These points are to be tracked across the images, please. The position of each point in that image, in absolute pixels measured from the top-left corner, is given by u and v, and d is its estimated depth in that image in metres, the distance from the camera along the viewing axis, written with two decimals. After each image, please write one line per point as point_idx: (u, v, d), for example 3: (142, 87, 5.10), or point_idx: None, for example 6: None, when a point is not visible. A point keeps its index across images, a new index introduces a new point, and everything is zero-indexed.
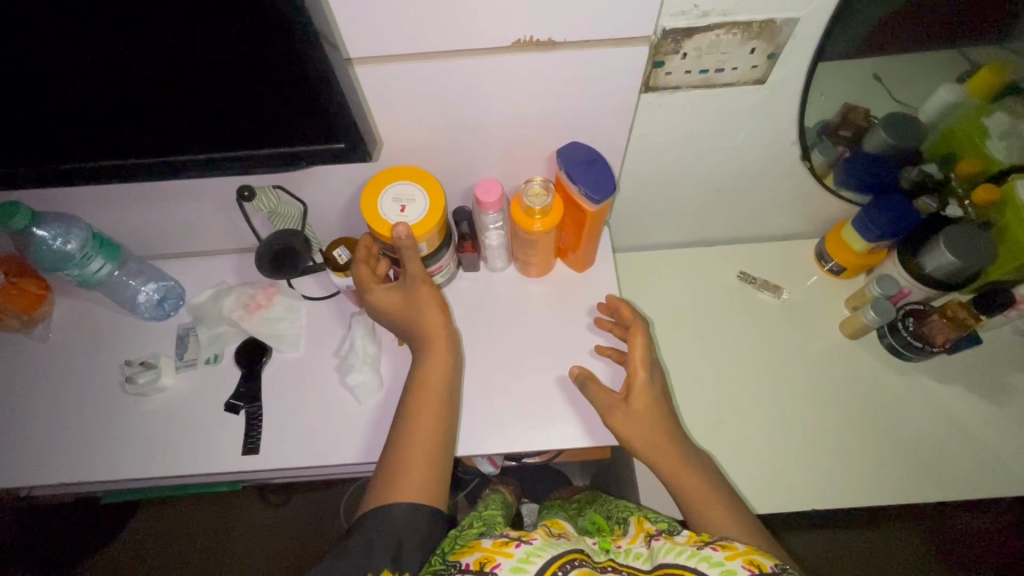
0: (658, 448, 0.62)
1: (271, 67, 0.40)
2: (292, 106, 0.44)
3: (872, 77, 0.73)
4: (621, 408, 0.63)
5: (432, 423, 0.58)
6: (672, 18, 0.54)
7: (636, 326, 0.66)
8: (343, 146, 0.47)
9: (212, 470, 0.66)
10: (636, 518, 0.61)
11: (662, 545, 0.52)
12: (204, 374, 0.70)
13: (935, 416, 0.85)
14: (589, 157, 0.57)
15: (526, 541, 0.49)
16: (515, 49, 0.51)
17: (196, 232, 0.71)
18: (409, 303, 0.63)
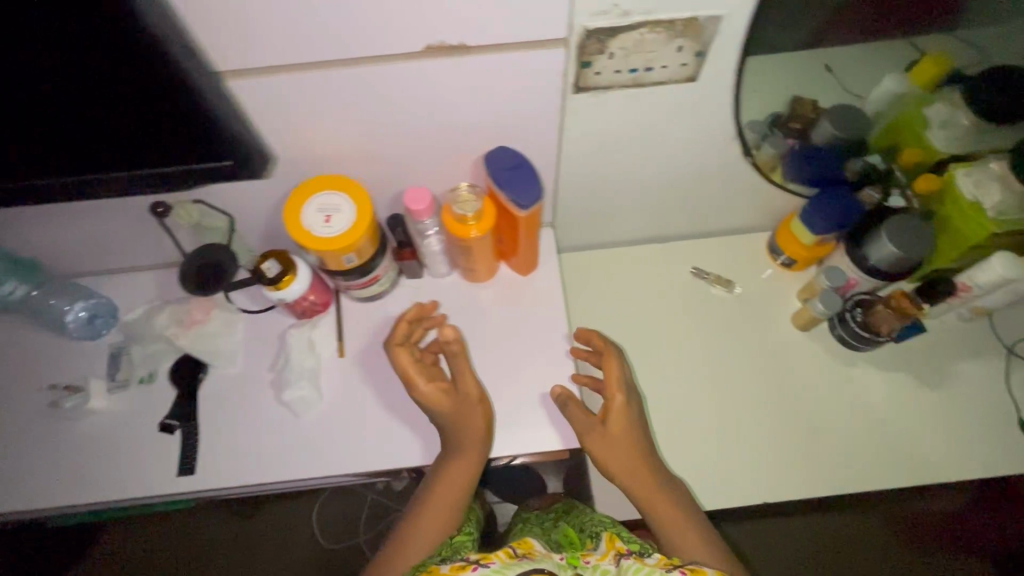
0: (632, 471, 0.63)
1: (145, 95, 0.43)
2: (174, 132, 0.47)
3: (826, 68, 0.76)
4: (597, 432, 0.64)
5: (446, 507, 0.61)
6: (594, 19, 0.52)
7: (608, 352, 0.67)
8: (231, 163, 0.51)
9: (148, 494, 0.64)
10: (607, 535, 0.63)
11: (633, 566, 0.54)
12: (138, 395, 0.68)
13: (882, 406, 0.86)
14: (515, 161, 0.56)
15: (485, 564, 0.50)
16: (427, 54, 0.49)
17: (122, 247, 0.69)
18: (458, 413, 0.63)
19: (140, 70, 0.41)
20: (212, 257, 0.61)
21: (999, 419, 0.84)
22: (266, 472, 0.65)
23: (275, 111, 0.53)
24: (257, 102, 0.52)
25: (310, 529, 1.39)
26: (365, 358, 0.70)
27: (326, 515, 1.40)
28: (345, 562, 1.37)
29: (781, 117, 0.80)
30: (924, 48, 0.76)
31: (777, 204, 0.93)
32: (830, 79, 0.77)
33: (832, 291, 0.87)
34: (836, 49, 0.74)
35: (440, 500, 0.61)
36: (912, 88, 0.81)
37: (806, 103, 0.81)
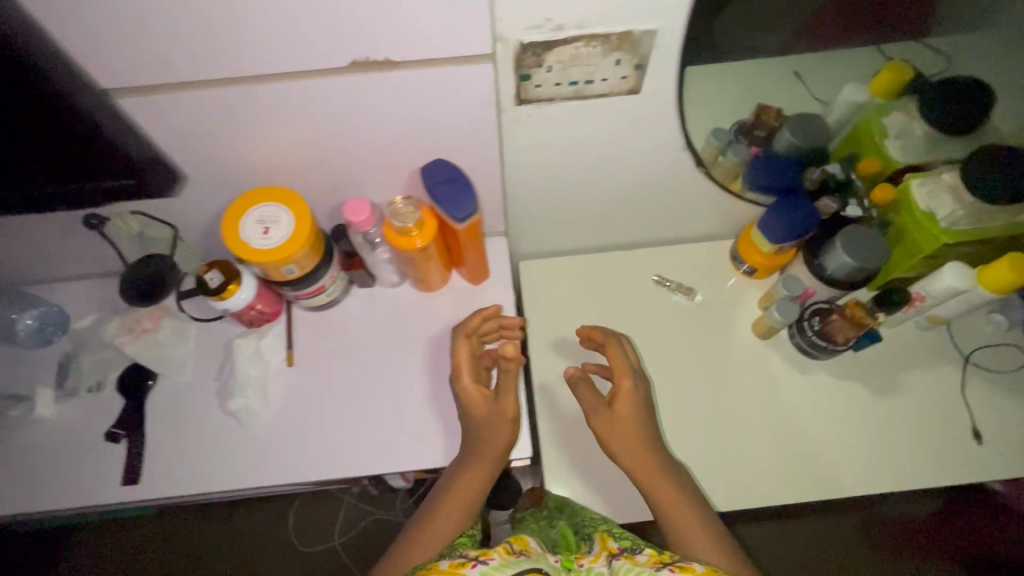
0: (639, 457, 0.70)
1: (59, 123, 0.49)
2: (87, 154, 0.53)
3: (794, 75, 0.83)
4: (605, 415, 0.73)
5: (455, 514, 0.62)
6: (527, 32, 0.52)
7: (615, 342, 0.78)
8: (139, 181, 0.57)
9: (92, 503, 0.64)
10: (601, 536, 0.68)
11: (623, 566, 0.59)
12: (87, 403, 0.68)
13: (839, 415, 0.85)
14: (451, 174, 0.56)
15: (483, 562, 0.53)
16: (354, 70, 0.50)
17: (71, 256, 0.69)
18: (492, 422, 0.65)
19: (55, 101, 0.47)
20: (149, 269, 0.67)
21: (954, 429, 0.84)
22: (210, 482, 0.65)
23: (210, 123, 0.53)
24: (191, 113, 0.52)
25: (285, 532, 1.39)
26: (313, 367, 0.71)
27: (301, 518, 1.40)
28: (318, 564, 1.37)
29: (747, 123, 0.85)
30: (890, 55, 0.82)
31: (736, 212, 0.94)
32: (798, 86, 0.84)
33: (790, 300, 0.87)
34: (805, 55, 0.81)
35: (452, 506, 0.62)
36: (873, 97, 0.85)
37: (771, 111, 0.85)
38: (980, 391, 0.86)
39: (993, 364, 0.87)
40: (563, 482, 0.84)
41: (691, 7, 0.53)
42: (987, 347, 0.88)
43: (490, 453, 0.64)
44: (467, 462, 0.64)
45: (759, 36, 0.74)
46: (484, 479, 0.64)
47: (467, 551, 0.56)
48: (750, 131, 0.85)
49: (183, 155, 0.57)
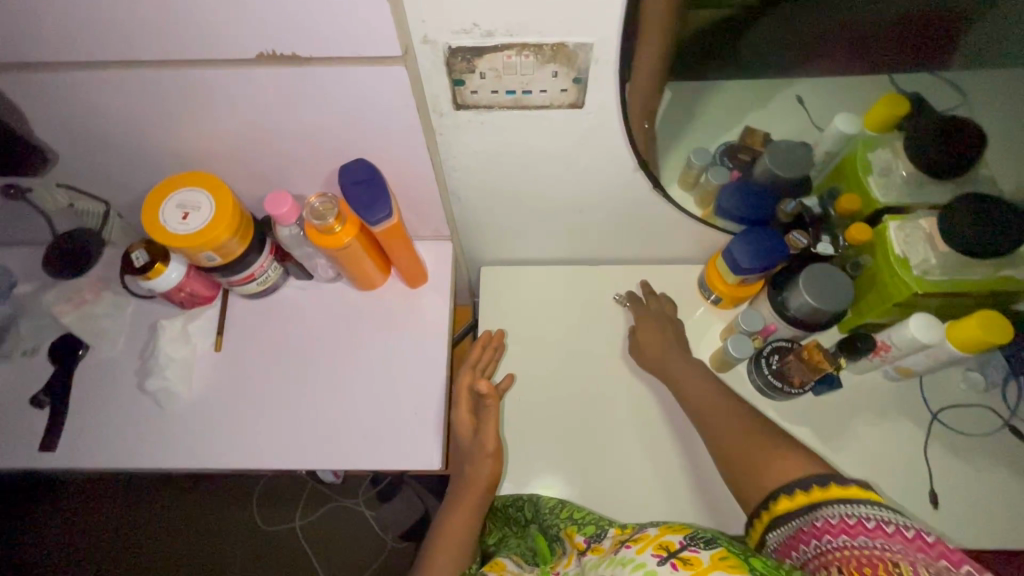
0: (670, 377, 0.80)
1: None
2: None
3: (794, 98, 0.85)
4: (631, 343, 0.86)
5: (451, 555, 0.69)
6: (455, 37, 0.51)
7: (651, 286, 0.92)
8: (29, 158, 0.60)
9: (9, 465, 0.65)
10: (568, 532, 0.71)
11: (592, 561, 0.62)
12: (19, 367, 0.70)
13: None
14: (369, 174, 0.55)
15: None
16: (264, 62, 0.49)
17: (18, 221, 0.70)
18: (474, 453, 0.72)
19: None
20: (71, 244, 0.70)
21: (909, 490, 0.79)
22: (124, 457, 0.66)
23: (133, 105, 0.53)
24: (108, 94, 0.52)
25: (248, 509, 1.41)
26: (242, 355, 0.71)
27: (265, 497, 1.42)
28: (277, 544, 1.38)
29: (730, 146, 0.85)
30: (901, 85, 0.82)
31: (706, 238, 0.90)
32: (799, 107, 0.85)
33: (748, 335, 0.83)
34: (803, 78, 0.84)
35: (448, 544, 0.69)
36: (863, 130, 0.81)
37: (757, 135, 0.85)
38: (942, 453, 0.81)
39: (961, 425, 0.82)
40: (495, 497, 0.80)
41: (625, 21, 0.50)
42: (958, 407, 0.83)
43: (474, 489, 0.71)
44: (458, 500, 0.72)
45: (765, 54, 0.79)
46: (473, 514, 0.71)
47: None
48: (732, 153, 0.84)
49: (109, 134, 0.57)
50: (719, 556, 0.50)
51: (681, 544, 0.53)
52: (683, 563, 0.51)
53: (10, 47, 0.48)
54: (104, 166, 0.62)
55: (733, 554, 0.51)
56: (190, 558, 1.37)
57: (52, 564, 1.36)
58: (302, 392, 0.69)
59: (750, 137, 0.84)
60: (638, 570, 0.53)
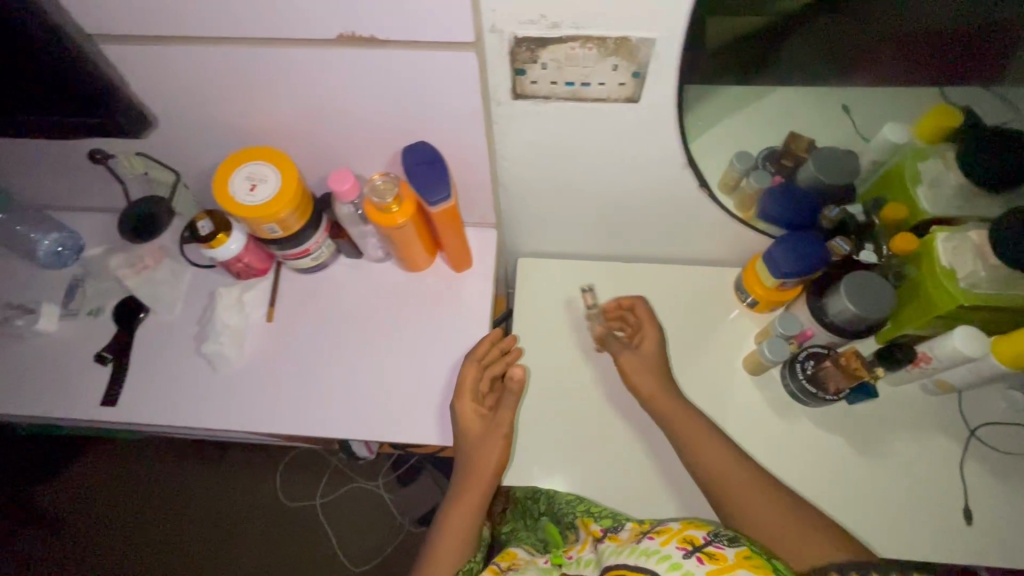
0: (665, 404, 0.76)
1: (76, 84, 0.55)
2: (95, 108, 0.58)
3: (840, 107, 0.83)
4: (632, 353, 0.80)
5: (456, 542, 0.66)
6: (523, 27, 0.53)
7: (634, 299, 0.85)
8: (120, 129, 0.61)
9: (72, 415, 0.69)
10: (583, 520, 0.74)
11: (610, 548, 0.65)
12: (84, 324, 0.74)
13: (819, 465, 0.81)
14: (431, 157, 0.57)
15: None
16: (342, 43, 0.51)
17: (91, 187, 0.74)
18: (484, 439, 0.68)
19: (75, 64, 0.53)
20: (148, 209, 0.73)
21: (941, 505, 0.78)
22: (178, 415, 0.69)
23: (213, 78, 0.56)
24: (193, 66, 0.55)
25: (271, 484, 1.45)
26: (292, 326, 0.74)
27: (288, 473, 1.46)
28: (298, 519, 1.42)
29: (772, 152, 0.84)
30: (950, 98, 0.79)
31: (746, 241, 0.90)
32: (843, 117, 0.84)
33: (784, 338, 0.83)
34: (849, 88, 0.81)
35: (451, 537, 0.66)
36: (915, 139, 0.81)
37: (802, 142, 0.83)
38: (978, 471, 0.79)
39: (999, 444, 0.81)
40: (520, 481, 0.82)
41: (692, 18, 0.51)
42: (997, 425, 0.82)
43: (480, 476, 0.67)
44: (461, 490, 0.68)
45: (806, 61, 0.77)
46: (478, 505, 0.67)
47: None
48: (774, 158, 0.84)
49: (187, 106, 0.60)
50: (745, 552, 0.53)
51: (705, 540, 0.56)
52: (709, 558, 0.54)
53: (109, 20, 0.51)
54: (176, 137, 0.65)
55: (756, 553, 0.53)
56: (215, 526, 1.41)
57: (86, 521, 1.42)
58: (346, 366, 0.72)
59: (793, 145, 0.83)
60: (664, 561, 0.56)
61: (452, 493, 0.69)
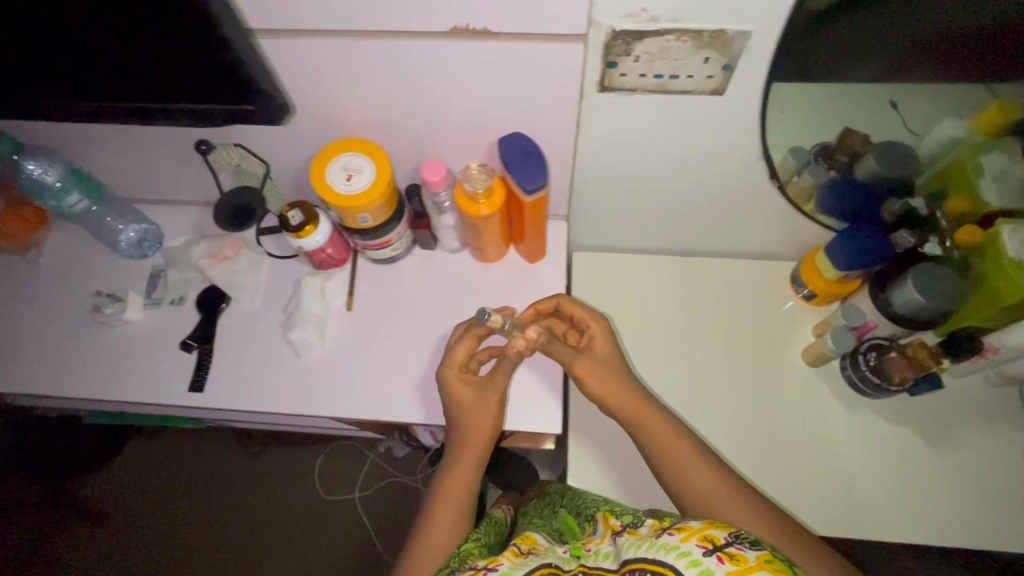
0: (638, 412, 0.65)
1: (216, 56, 0.52)
2: (232, 86, 0.56)
3: (887, 102, 0.75)
4: (586, 356, 0.68)
5: (451, 515, 0.64)
6: (621, 21, 0.53)
7: (564, 300, 0.72)
8: (255, 105, 0.58)
9: (161, 401, 0.71)
10: (603, 515, 0.64)
11: (628, 542, 0.53)
12: (168, 313, 0.76)
13: (809, 461, 0.82)
14: (528, 148, 0.59)
15: (493, 569, 0.53)
16: (453, 35, 0.53)
17: (173, 180, 0.76)
18: (479, 405, 0.66)
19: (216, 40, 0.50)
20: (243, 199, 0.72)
21: (1001, 493, 0.79)
22: (264, 401, 0.71)
23: (314, 71, 0.58)
24: (306, 61, 0.56)
25: (311, 478, 1.46)
26: (370, 314, 0.75)
27: (327, 468, 1.47)
28: (337, 512, 1.43)
29: (826, 149, 0.80)
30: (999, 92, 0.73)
31: (805, 234, 0.91)
32: (891, 114, 0.76)
33: (847, 329, 0.84)
34: (900, 84, 0.72)
35: (449, 507, 0.64)
36: (973, 134, 0.78)
37: (857, 136, 0.79)
38: None
39: None
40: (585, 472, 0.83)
41: (791, 12, 0.53)
42: None
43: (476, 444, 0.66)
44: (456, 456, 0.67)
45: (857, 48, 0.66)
46: (471, 478, 0.66)
47: (475, 562, 0.56)
48: (828, 154, 0.80)
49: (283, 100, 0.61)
50: (771, 559, 0.44)
51: (729, 541, 0.46)
52: (730, 559, 0.44)
53: None
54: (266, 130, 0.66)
55: (780, 559, 0.44)
56: (256, 520, 1.43)
57: (130, 514, 1.44)
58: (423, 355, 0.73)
59: (849, 140, 0.79)
60: (684, 558, 0.46)
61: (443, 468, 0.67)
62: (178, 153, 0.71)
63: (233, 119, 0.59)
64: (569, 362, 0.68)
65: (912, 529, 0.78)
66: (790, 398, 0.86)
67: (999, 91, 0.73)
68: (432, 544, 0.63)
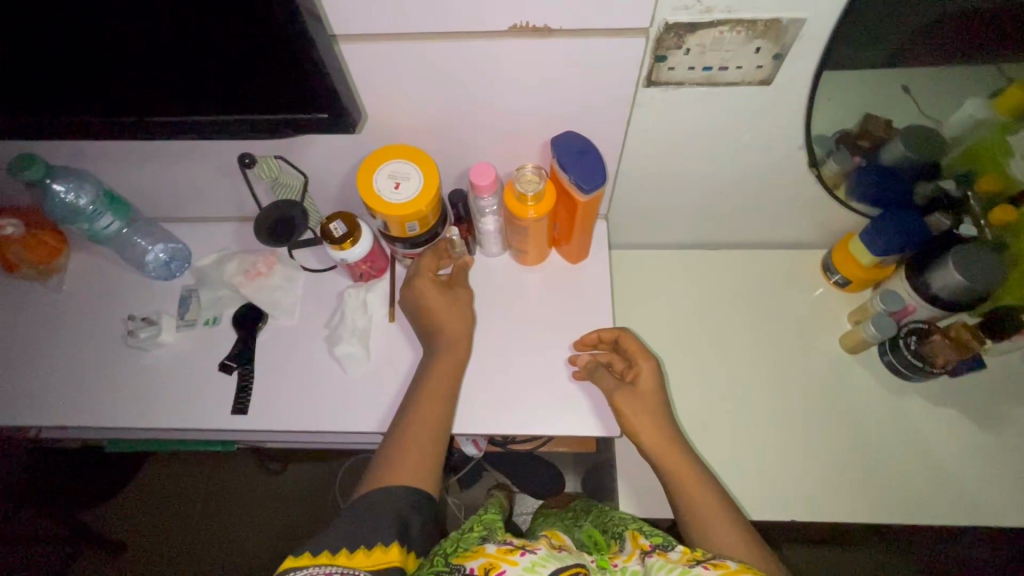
0: (661, 445, 0.64)
1: (270, 54, 0.45)
2: (293, 91, 0.49)
3: (900, 89, 0.68)
4: (627, 389, 0.65)
5: (439, 402, 0.63)
6: (675, 13, 0.53)
7: (621, 334, 0.68)
8: (326, 116, 0.51)
9: (202, 425, 0.68)
10: (631, 534, 0.59)
11: (656, 563, 0.51)
12: (203, 334, 0.73)
13: (786, 464, 0.81)
14: (582, 148, 0.59)
15: (531, 550, 0.50)
16: (510, 34, 0.52)
17: (202, 195, 0.74)
18: (448, 312, 0.67)
19: (274, 40, 0.43)
20: (287, 213, 0.69)
21: None
22: (310, 420, 0.68)
23: (359, 75, 0.56)
24: (353, 66, 0.55)
25: (333, 494, 1.41)
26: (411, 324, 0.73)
27: (349, 485, 1.42)
28: None
29: (848, 134, 0.74)
30: (1008, 74, 0.66)
31: (835, 222, 0.91)
32: (903, 100, 0.69)
33: (886, 314, 0.84)
34: (915, 70, 0.65)
35: (427, 421, 0.61)
36: (997, 116, 0.72)
37: (878, 121, 0.73)
38: None
39: None
40: (632, 474, 0.82)
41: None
42: None
43: (454, 356, 0.66)
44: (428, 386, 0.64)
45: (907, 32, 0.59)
46: (459, 364, 0.66)
47: (511, 538, 0.52)
48: (851, 141, 0.75)
49: None
50: None
51: None
52: None
53: None
54: (304, 142, 0.65)
55: None
56: (278, 539, 1.38)
57: (147, 541, 1.39)
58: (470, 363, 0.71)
59: (872, 125, 0.73)
60: None
61: (427, 360, 0.66)
62: (211, 168, 0.69)
63: (308, 126, 0.52)
64: (609, 394, 0.65)
65: (966, 511, 0.78)
66: (786, 400, 0.84)
67: (1015, 75, 0.66)
68: (408, 458, 0.58)
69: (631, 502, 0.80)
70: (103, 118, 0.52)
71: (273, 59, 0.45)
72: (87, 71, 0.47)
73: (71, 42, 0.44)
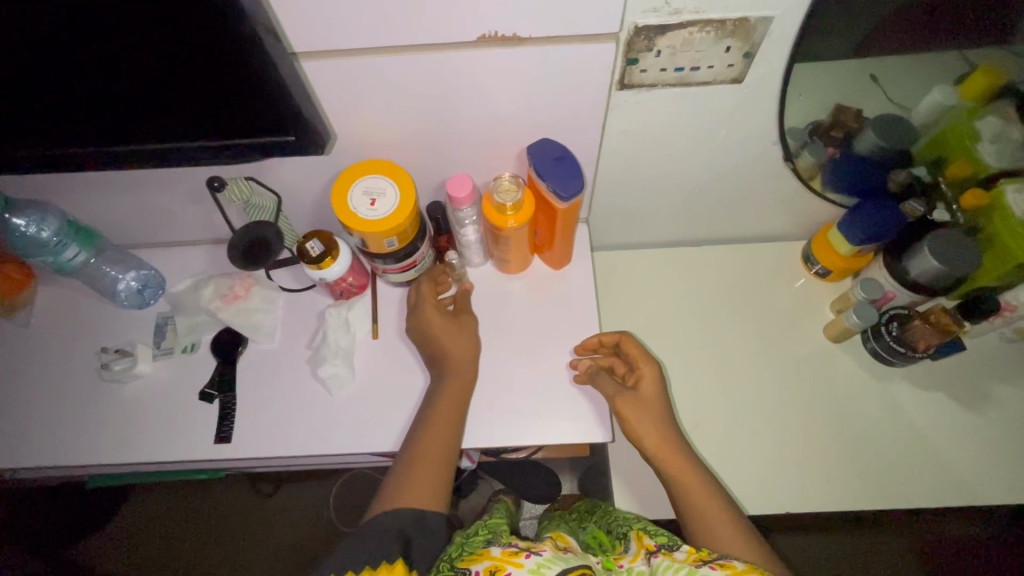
0: (660, 447, 0.64)
1: (227, 75, 0.44)
2: (256, 113, 0.48)
3: (867, 78, 0.69)
4: (629, 394, 0.66)
5: (449, 422, 0.62)
6: (644, 15, 0.53)
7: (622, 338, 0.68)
8: (293, 139, 0.50)
9: (185, 457, 0.66)
10: (635, 534, 0.58)
11: (662, 564, 0.50)
12: (181, 362, 0.71)
13: (782, 456, 0.81)
14: (561, 154, 0.59)
15: (536, 551, 0.49)
16: (480, 43, 0.51)
17: (173, 220, 0.72)
18: (449, 333, 0.67)
19: (232, 61, 0.42)
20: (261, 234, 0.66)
21: None
22: (297, 444, 0.66)
23: (328, 91, 0.55)
24: (321, 82, 0.54)
25: (327, 513, 1.39)
26: (394, 339, 0.72)
27: (342, 503, 1.40)
28: None
29: (820, 126, 0.74)
30: (971, 60, 0.67)
31: (813, 213, 0.92)
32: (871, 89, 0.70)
33: (867, 303, 0.85)
34: (881, 59, 0.66)
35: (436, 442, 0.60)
36: (963, 101, 0.73)
37: (848, 112, 0.74)
38: None
39: None
40: (628, 476, 0.81)
41: None
42: None
43: (460, 378, 0.65)
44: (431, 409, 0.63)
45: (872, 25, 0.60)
46: (465, 384, 0.65)
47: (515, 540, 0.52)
48: (824, 133, 0.75)
49: None
50: None
51: None
52: None
53: None
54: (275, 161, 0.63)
55: None
56: (272, 565, 1.35)
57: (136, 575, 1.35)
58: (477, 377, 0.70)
59: (842, 116, 0.73)
60: None
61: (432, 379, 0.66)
62: (180, 192, 0.67)
63: (274, 148, 0.51)
64: (612, 399, 0.66)
65: (956, 490, 0.79)
66: (777, 393, 0.85)
67: (975, 60, 0.67)
68: (415, 481, 0.57)
69: (629, 504, 0.80)
70: (61, 149, 0.50)
71: (235, 81, 0.44)
72: (40, 103, 0.45)
73: (18, 73, 0.42)
